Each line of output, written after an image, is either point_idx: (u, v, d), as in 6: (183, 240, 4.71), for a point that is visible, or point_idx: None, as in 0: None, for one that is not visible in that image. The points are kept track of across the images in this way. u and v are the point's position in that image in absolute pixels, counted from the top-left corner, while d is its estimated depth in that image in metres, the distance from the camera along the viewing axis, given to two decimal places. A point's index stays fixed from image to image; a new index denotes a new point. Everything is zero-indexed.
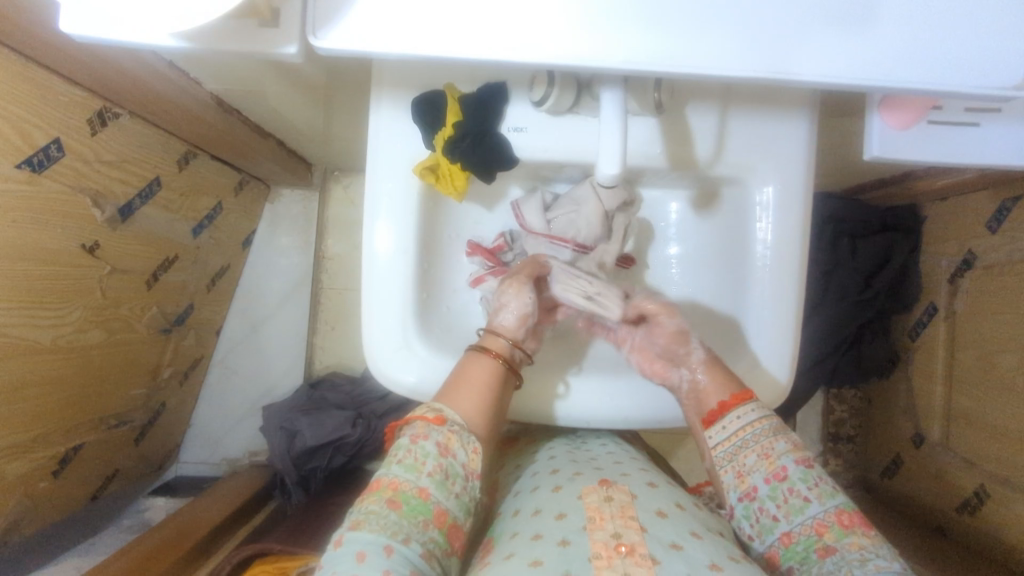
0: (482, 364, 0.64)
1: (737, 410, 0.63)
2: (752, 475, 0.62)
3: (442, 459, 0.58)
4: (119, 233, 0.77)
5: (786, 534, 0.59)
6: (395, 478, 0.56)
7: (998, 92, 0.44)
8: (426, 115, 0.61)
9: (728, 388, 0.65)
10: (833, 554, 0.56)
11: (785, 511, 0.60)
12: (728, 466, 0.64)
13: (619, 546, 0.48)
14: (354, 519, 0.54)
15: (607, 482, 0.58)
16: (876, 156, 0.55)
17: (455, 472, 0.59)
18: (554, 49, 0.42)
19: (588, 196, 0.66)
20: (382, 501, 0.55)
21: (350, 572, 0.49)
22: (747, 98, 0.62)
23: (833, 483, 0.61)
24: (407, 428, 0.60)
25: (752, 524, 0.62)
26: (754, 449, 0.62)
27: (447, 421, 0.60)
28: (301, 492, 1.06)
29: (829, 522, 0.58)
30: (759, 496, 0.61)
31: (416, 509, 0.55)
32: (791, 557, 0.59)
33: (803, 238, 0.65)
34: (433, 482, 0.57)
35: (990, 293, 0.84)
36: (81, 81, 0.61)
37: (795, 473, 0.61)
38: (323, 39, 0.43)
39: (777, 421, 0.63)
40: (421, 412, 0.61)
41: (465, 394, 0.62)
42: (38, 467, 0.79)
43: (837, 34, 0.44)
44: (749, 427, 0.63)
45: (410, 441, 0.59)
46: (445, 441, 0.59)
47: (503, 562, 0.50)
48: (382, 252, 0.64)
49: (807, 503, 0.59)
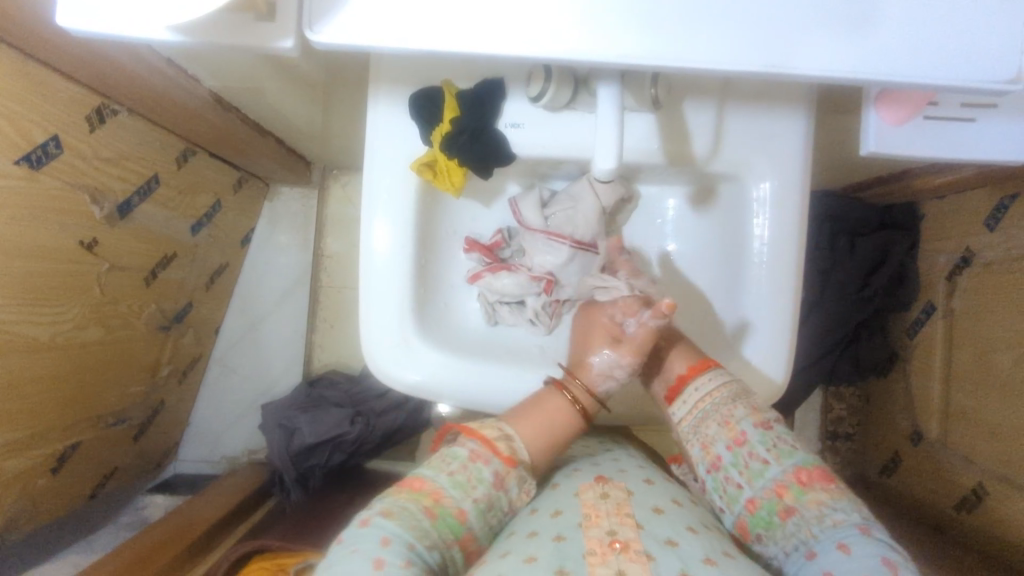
0: (561, 404, 0.63)
1: (697, 381, 0.64)
2: (715, 445, 0.62)
3: (493, 491, 0.58)
4: (117, 230, 0.78)
5: (750, 500, 0.59)
6: (440, 489, 0.56)
7: (994, 87, 0.44)
8: (423, 111, 0.61)
9: (689, 359, 0.66)
10: (795, 515, 0.56)
11: (747, 478, 0.59)
12: (692, 439, 0.64)
13: (614, 542, 0.48)
14: (384, 507, 0.54)
15: (603, 479, 0.58)
16: (872, 152, 0.55)
17: (500, 506, 0.58)
18: (550, 43, 0.42)
19: (585, 193, 0.67)
20: (419, 504, 0.55)
21: (374, 554, 0.49)
22: (745, 94, 0.62)
23: (793, 442, 0.60)
24: (471, 442, 0.59)
25: (721, 496, 0.61)
26: (715, 418, 0.62)
27: (515, 462, 0.59)
28: (300, 491, 1.05)
29: (788, 483, 0.57)
30: (723, 465, 0.61)
31: (449, 526, 0.55)
32: (757, 524, 0.58)
33: (800, 234, 0.65)
34: (475, 508, 0.56)
35: (988, 290, 0.84)
36: (79, 77, 0.61)
37: (753, 437, 0.60)
38: (320, 33, 0.43)
39: (739, 387, 0.63)
40: (489, 434, 0.60)
41: (530, 424, 0.62)
42: (36, 464, 0.79)
43: (836, 27, 0.44)
44: (709, 397, 0.63)
45: (469, 458, 0.58)
46: (502, 473, 0.58)
47: (498, 559, 0.50)
48: (380, 249, 0.64)
49: (767, 466, 0.59)
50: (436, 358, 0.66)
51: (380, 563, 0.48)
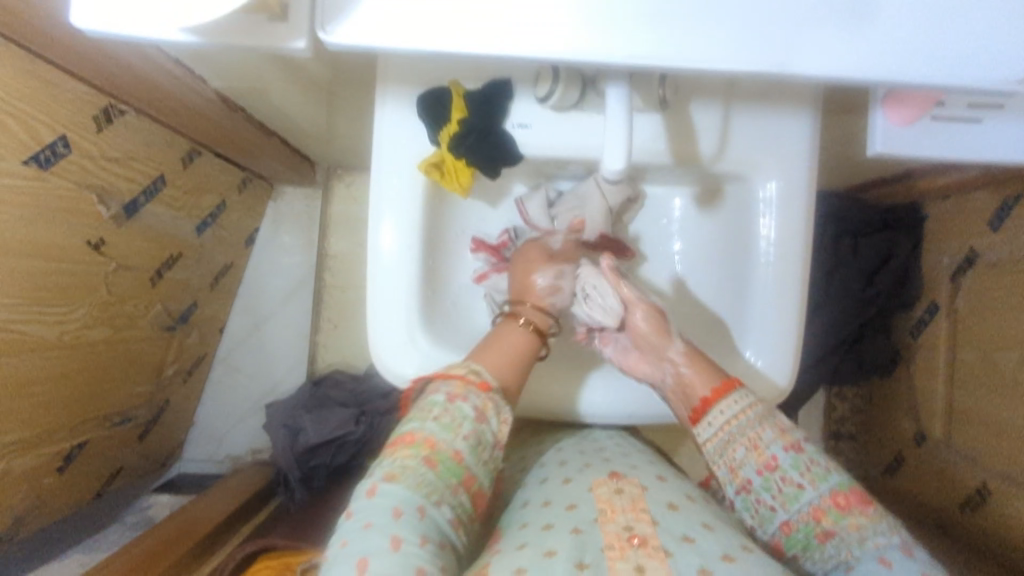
0: (515, 330, 0.65)
1: (720, 404, 0.61)
2: (743, 469, 0.60)
3: (477, 425, 0.57)
4: (124, 229, 0.78)
5: (785, 523, 0.58)
6: (432, 435, 0.55)
7: (1000, 87, 0.45)
8: (431, 112, 0.61)
9: (711, 380, 0.63)
10: (834, 537, 0.55)
11: (781, 501, 0.58)
12: (719, 461, 0.62)
13: (631, 538, 0.49)
14: (388, 471, 0.53)
15: (616, 475, 0.58)
16: (879, 152, 0.55)
17: (487, 440, 0.58)
18: (558, 44, 0.43)
19: (591, 193, 0.66)
20: (418, 457, 0.54)
21: (389, 531, 0.47)
22: (751, 95, 0.63)
23: (825, 461, 0.59)
24: (444, 385, 0.59)
25: (752, 514, 0.60)
26: (741, 443, 0.60)
27: (489, 388, 0.60)
28: (304, 490, 1.06)
29: (825, 507, 0.56)
30: (754, 488, 0.59)
31: (449, 472, 0.54)
32: (794, 545, 0.58)
33: (807, 233, 0.65)
34: (467, 446, 0.56)
35: (993, 290, 0.84)
36: (90, 80, 0.62)
37: (786, 461, 0.58)
38: (332, 34, 0.43)
39: (763, 406, 0.61)
40: (458, 371, 0.60)
41: (499, 356, 0.63)
42: (43, 463, 0.79)
43: (843, 29, 0.44)
44: (735, 419, 0.60)
45: (447, 399, 0.57)
46: (481, 407, 0.58)
47: (515, 553, 0.49)
48: (387, 249, 0.65)
49: (801, 490, 0.57)
50: (442, 358, 0.66)
51: (398, 541, 0.47)
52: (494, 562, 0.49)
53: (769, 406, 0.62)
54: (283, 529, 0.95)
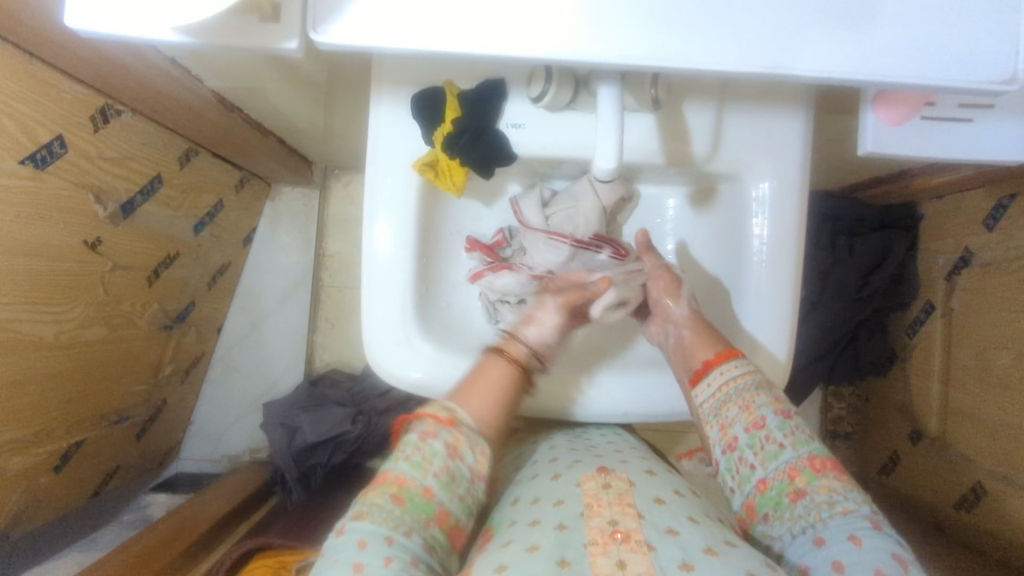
0: (499, 364, 0.66)
1: (721, 366, 0.63)
2: (732, 426, 0.61)
3: (449, 460, 0.58)
4: (120, 229, 0.78)
5: (761, 481, 0.58)
6: (401, 474, 0.56)
7: (990, 88, 0.45)
8: (425, 111, 0.61)
9: (714, 347, 0.65)
10: (804, 498, 0.55)
11: (761, 459, 0.59)
12: (712, 420, 0.63)
13: (614, 532, 0.49)
14: (357, 510, 0.54)
15: (604, 470, 0.59)
16: (870, 152, 0.55)
17: (461, 475, 0.59)
18: (550, 43, 0.43)
19: (585, 192, 0.67)
20: (386, 495, 0.55)
21: (352, 559, 0.48)
22: (745, 94, 0.63)
23: (808, 431, 0.60)
24: (417, 424, 0.60)
25: (733, 476, 0.61)
26: (737, 402, 0.62)
27: (457, 424, 0.61)
28: (302, 490, 1.06)
29: (801, 467, 0.57)
30: (739, 446, 0.61)
31: (419, 507, 0.54)
32: (765, 504, 0.58)
33: (800, 233, 0.65)
34: (437, 482, 0.57)
35: (987, 290, 0.84)
36: (84, 78, 0.62)
37: (773, 422, 0.60)
38: (324, 34, 0.43)
39: (762, 377, 0.63)
40: (431, 409, 0.61)
41: (479, 391, 0.64)
42: (40, 462, 0.79)
43: (834, 30, 0.44)
44: (733, 381, 0.62)
45: (419, 438, 0.59)
46: (454, 442, 0.59)
47: (500, 549, 0.50)
48: (382, 249, 0.65)
49: (782, 449, 0.58)
50: (438, 356, 0.66)
51: (360, 565, 0.48)
52: (479, 560, 0.50)
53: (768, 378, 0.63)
54: (279, 529, 0.95)
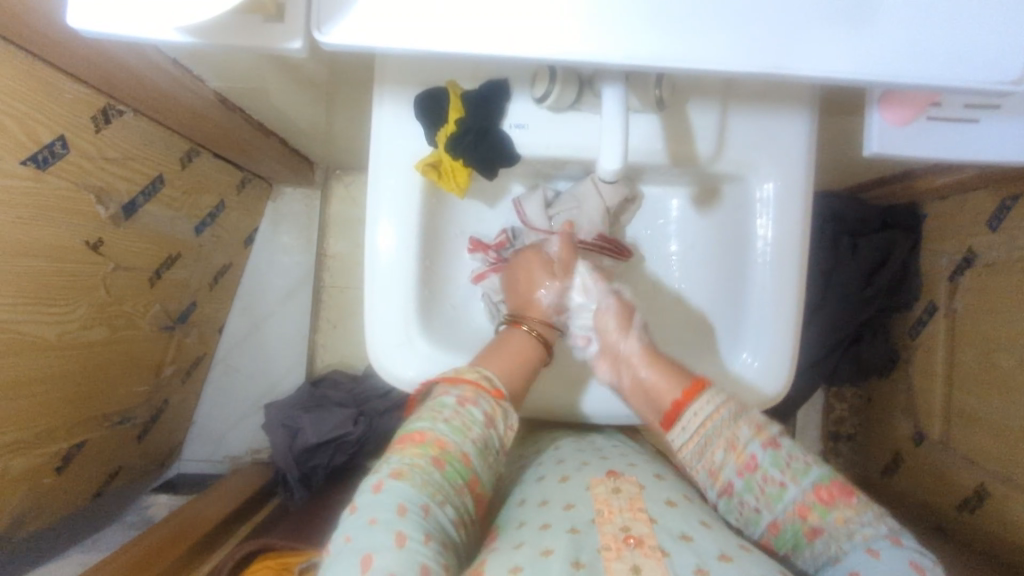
0: (521, 338, 0.66)
1: (693, 406, 0.60)
2: (723, 471, 0.59)
3: (486, 429, 0.59)
4: (122, 230, 0.78)
5: (771, 524, 0.57)
6: (442, 437, 0.56)
7: (998, 88, 0.45)
8: (428, 111, 0.61)
9: (680, 384, 0.62)
10: (821, 534, 0.55)
11: (764, 501, 0.57)
12: (698, 466, 0.61)
13: (628, 538, 0.49)
14: (396, 468, 0.53)
15: (614, 474, 0.58)
16: (875, 152, 0.55)
17: (493, 445, 0.59)
18: (555, 41, 0.43)
19: (589, 193, 0.67)
20: (427, 457, 0.54)
21: (394, 526, 0.47)
22: (749, 95, 0.63)
23: (804, 456, 0.58)
24: (455, 389, 0.60)
25: (738, 516, 0.60)
26: (719, 444, 0.59)
27: (500, 393, 0.61)
28: (303, 490, 1.06)
29: (809, 503, 0.55)
30: (736, 490, 0.59)
31: (457, 473, 0.55)
32: (783, 545, 0.57)
33: (803, 234, 0.65)
34: (474, 450, 0.57)
35: (992, 291, 0.84)
36: (87, 78, 0.62)
37: (764, 459, 0.58)
38: (327, 35, 0.43)
39: (736, 405, 0.60)
40: (469, 375, 0.61)
41: (503, 359, 0.64)
42: (41, 464, 0.79)
43: (840, 28, 0.44)
44: (709, 420, 0.59)
45: (458, 403, 0.58)
46: (490, 412, 0.60)
47: (512, 551, 0.50)
48: (383, 249, 0.65)
49: (783, 487, 0.56)
50: (437, 357, 0.66)
51: (403, 537, 0.46)
52: (489, 560, 0.49)
53: (743, 402, 0.61)
54: (280, 530, 0.95)
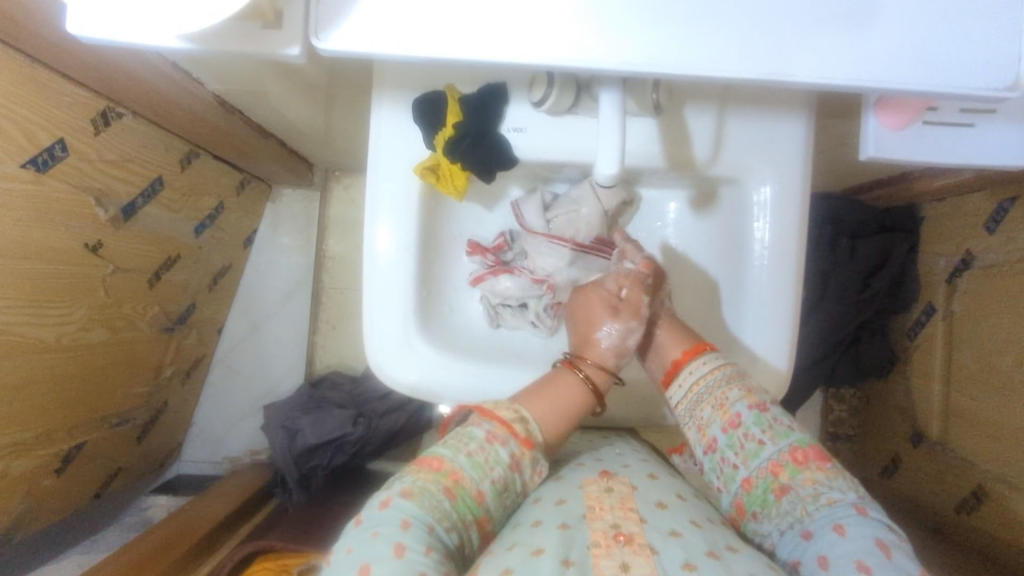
0: (570, 382, 0.62)
1: (690, 366, 0.63)
2: (709, 428, 0.61)
3: (508, 472, 0.55)
4: (121, 232, 0.78)
5: (745, 480, 0.58)
6: (459, 469, 0.53)
7: (993, 94, 0.45)
8: (427, 115, 0.61)
9: (683, 344, 0.65)
10: (789, 493, 0.55)
11: (743, 458, 0.58)
12: (690, 423, 0.63)
13: (617, 535, 0.49)
14: (405, 487, 0.52)
15: (607, 473, 0.59)
16: (871, 157, 0.55)
17: (514, 488, 0.56)
18: (553, 48, 0.43)
19: (587, 197, 0.67)
20: (440, 485, 0.52)
21: (395, 539, 0.47)
22: (746, 99, 0.63)
23: (790, 423, 0.59)
24: (487, 422, 0.56)
25: (718, 476, 0.60)
26: (709, 402, 0.61)
27: (531, 444, 0.57)
28: (302, 492, 1.05)
29: (783, 462, 0.56)
30: (719, 447, 0.60)
31: (467, 507, 0.53)
32: (754, 502, 0.57)
33: (800, 237, 0.65)
34: (492, 489, 0.54)
35: (989, 292, 0.84)
36: (86, 82, 0.62)
37: (749, 418, 0.58)
38: (325, 41, 0.44)
39: (734, 368, 0.62)
40: (504, 414, 0.57)
41: (547, 403, 0.60)
42: (41, 466, 0.79)
43: (839, 32, 0.44)
44: (702, 380, 0.62)
45: (486, 439, 0.55)
46: (518, 456, 0.56)
47: (506, 553, 0.49)
48: (383, 251, 0.65)
49: (762, 446, 0.57)
50: (436, 359, 0.66)
51: (402, 549, 0.46)
52: (484, 559, 0.49)
53: (741, 368, 0.62)
54: (280, 531, 0.95)
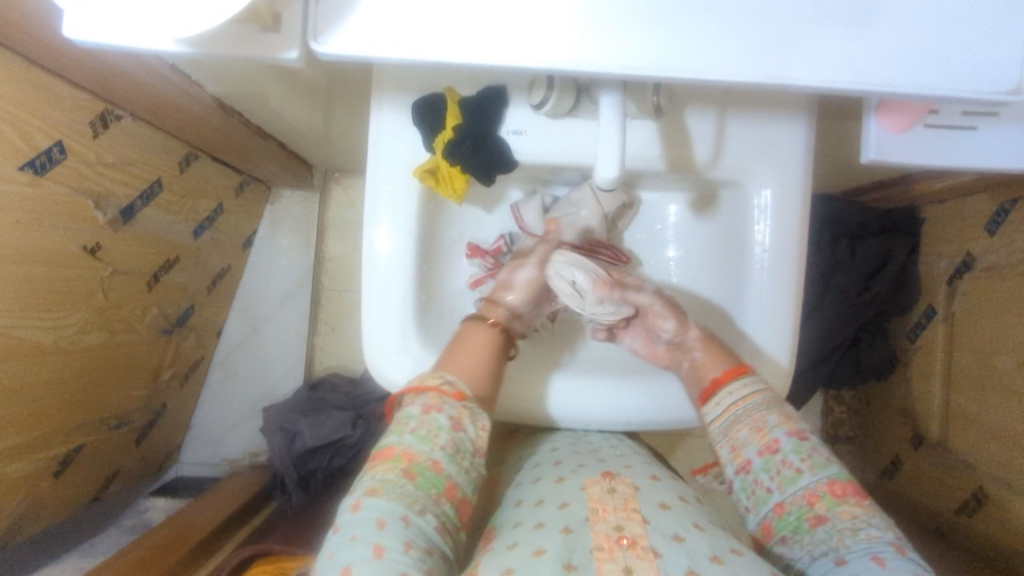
0: (480, 333, 0.65)
1: (728, 386, 0.63)
2: (745, 449, 0.61)
3: (454, 434, 0.58)
4: (121, 234, 0.78)
5: (778, 504, 0.58)
6: (409, 448, 0.56)
7: (995, 97, 0.45)
8: (426, 118, 0.61)
9: (722, 364, 0.65)
10: (825, 523, 0.55)
11: (778, 483, 0.59)
12: (723, 442, 0.63)
13: (620, 538, 0.49)
14: (371, 485, 0.53)
15: (610, 474, 0.58)
16: (872, 160, 0.55)
17: (465, 448, 0.58)
18: (552, 52, 0.43)
19: (586, 199, 0.67)
20: (398, 470, 0.54)
21: (372, 540, 0.48)
22: (746, 101, 0.62)
23: (828, 455, 0.60)
24: (419, 398, 0.59)
25: (748, 497, 0.61)
26: (746, 423, 0.62)
27: (463, 397, 0.60)
28: (301, 494, 1.05)
29: (820, 493, 0.57)
30: (753, 469, 0.60)
31: (430, 482, 0.54)
32: (784, 527, 0.58)
33: (800, 240, 0.65)
34: (445, 456, 0.56)
35: (989, 294, 0.84)
36: (84, 84, 0.62)
37: (787, 445, 0.60)
38: (324, 44, 0.43)
39: (771, 394, 0.63)
40: (432, 382, 0.60)
41: (463, 359, 0.63)
42: (40, 469, 0.79)
43: (840, 35, 0.44)
44: (741, 402, 0.62)
45: (423, 411, 0.58)
46: (457, 416, 0.59)
47: (505, 552, 0.50)
48: (382, 253, 0.65)
49: (799, 473, 0.58)
50: (435, 362, 0.66)
51: (381, 549, 0.47)
52: (484, 561, 0.50)
53: (779, 395, 0.63)
54: (279, 534, 0.95)
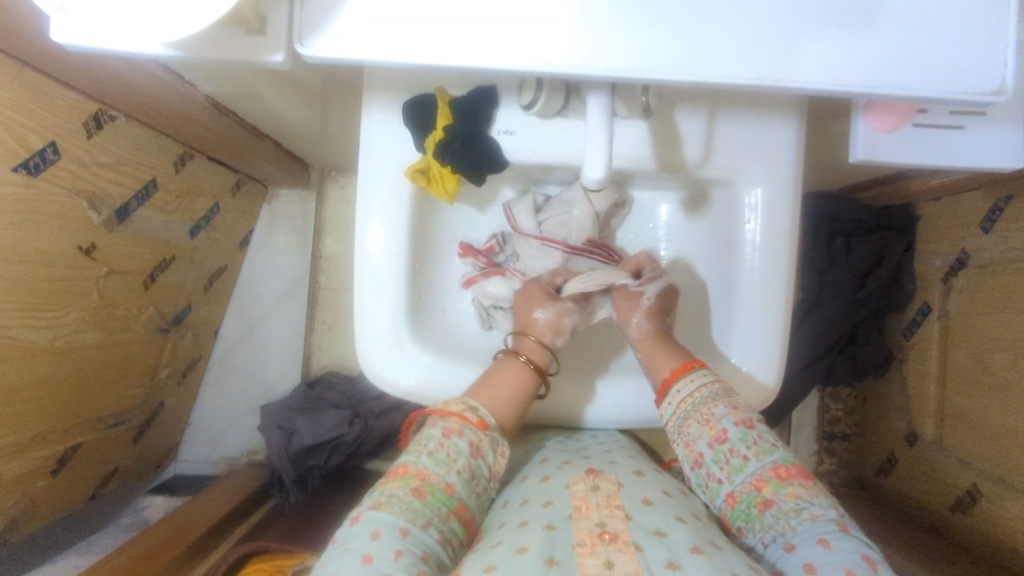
0: (520, 371, 0.66)
1: (679, 382, 0.63)
2: (696, 443, 0.61)
3: (471, 459, 0.59)
4: (116, 234, 0.78)
5: (730, 494, 0.59)
6: (424, 468, 0.56)
7: (981, 99, 0.45)
8: (417, 118, 0.61)
9: (674, 361, 0.65)
10: (773, 507, 0.56)
11: (727, 473, 0.59)
12: (678, 438, 0.63)
13: (603, 534, 0.49)
14: (375, 500, 0.54)
15: (593, 472, 0.58)
16: (861, 159, 0.55)
17: (481, 473, 0.60)
18: (542, 56, 0.43)
19: (578, 198, 0.67)
20: (407, 488, 0.55)
21: (362, 550, 0.49)
22: (737, 101, 0.63)
23: (774, 439, 0.60)
24: (439, 421, 0.60)
25: (705, 491, 0.62)
26: (695, 417, 0.62)
27: (485, 425, 0.61)
28: (298, 491, 1.06)
29: (766, 477, 0.57)
30: (705, 462, 0.61)
31: (440, 500, 0.55)
32: (738, 517, 0.58)
33: (791, 239, 0.65)
34: (460, 479, 0.57)
35: (983, 291, 0.84)
36: (75, 84, 0.62)
37: (735, 434, 0.59)
38: (310, 47, 0.44)
39: (720, 385, 0.62)
40: (454, 408, 0.61)
41: (500, 395, 0.64)
42: (38, 467, 0.80)
43: (832, 37, 0.44)
44: (690, 397, 0.62)
45: (442, 435, 0.59)
46: (476, 442, 0.60)
47: (489, 550, 0.50)
48: (374, 255, 0.65)
49: (746, 461, 0.58)
50: (428, 362, 0.67)
51: (370, 557, 0.48)
52: (467, 560, 0.50)
53: (730, 385, 0.63)
54: (276, 532, 0.95)
